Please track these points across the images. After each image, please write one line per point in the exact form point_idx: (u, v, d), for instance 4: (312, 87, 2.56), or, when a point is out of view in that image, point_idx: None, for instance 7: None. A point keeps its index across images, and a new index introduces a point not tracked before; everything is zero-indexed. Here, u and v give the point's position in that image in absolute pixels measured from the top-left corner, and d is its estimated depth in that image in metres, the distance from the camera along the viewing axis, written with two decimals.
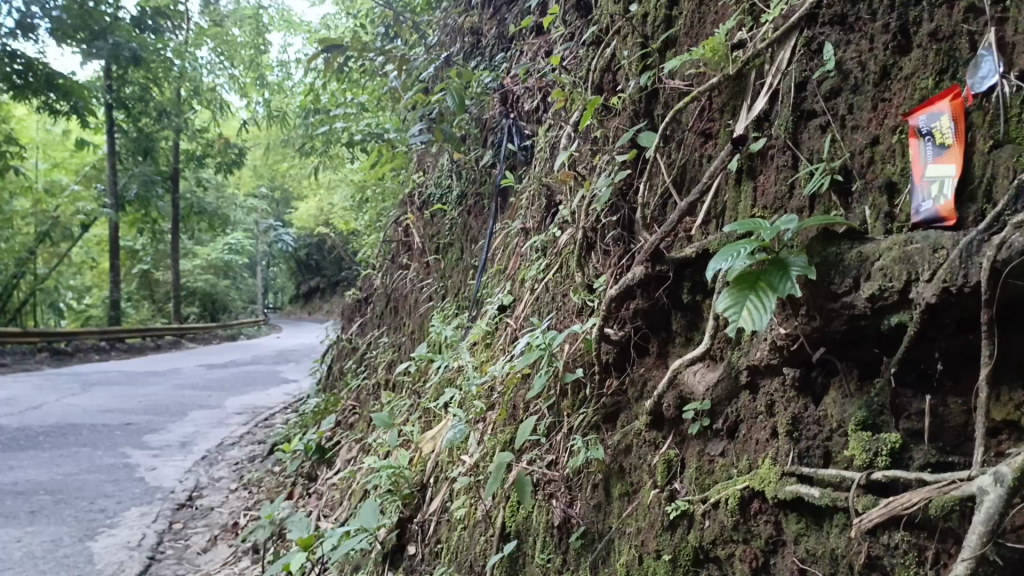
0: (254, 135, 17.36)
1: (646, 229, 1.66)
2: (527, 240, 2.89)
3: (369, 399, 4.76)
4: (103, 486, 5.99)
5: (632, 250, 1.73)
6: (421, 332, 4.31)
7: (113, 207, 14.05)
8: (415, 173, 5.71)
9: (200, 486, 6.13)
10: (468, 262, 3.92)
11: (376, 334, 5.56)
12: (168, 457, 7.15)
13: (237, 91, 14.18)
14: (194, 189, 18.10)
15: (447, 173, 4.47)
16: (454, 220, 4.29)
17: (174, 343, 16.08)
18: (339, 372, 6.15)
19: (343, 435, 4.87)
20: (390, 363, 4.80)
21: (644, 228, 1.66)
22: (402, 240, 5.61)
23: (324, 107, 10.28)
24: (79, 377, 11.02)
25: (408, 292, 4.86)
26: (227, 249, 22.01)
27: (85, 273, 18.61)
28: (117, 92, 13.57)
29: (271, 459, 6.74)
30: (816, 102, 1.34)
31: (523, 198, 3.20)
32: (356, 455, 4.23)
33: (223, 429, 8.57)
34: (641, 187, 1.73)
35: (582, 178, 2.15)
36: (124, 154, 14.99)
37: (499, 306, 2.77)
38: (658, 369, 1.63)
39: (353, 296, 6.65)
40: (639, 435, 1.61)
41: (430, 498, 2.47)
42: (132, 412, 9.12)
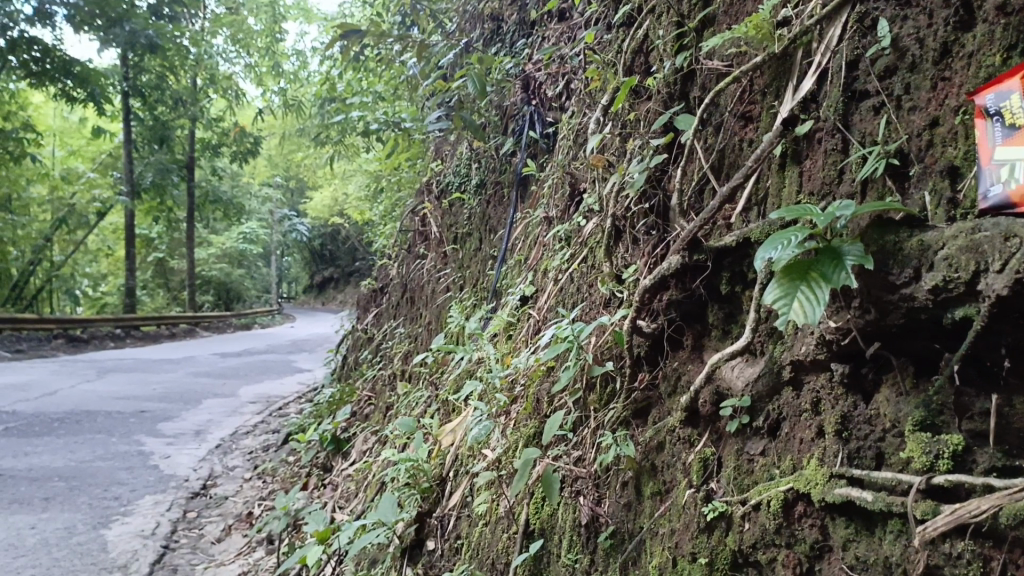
0: (270, 124, 17.35)
1: (682, 216, 1.58)
2: (549, 229, 2.82)
3: (385, 389, 4.72)
4: (117, 474, 5.97)
5: (665, 238, 1.65)
6: (438, 323, 4.25)
7: (129, 195, 14.05)
8: (433, 162, 5.66)
9: (214, 475, 6.10)
10: (487, 252, 3.87)
11: (391, 325, 5.51)
12: (182, 445, 7.14)
13: (253, 80, 14.15)
14: (209, 177, 18.11)
15: (465, 161, 4.42)
16: (472, 209, 4.23)
17: (189, 331, 16.10)
18: (354, 362, 6.11)
19: (358, 426, 4.82)
20: (406, 354, 4.75)
21: (680, 216, 1.59)
22: (419, 230, 5.55)
23: (340, 96, 10.25)
24: (95, 364, 11.05)
25: (425, 281, 4.81)
26: (241, 238, 22.05)
27: (101, 260, 18.67)
28: (134, 80, 13.55)
29: (285, 449, 6.72)
30: (868, 82, 1.26)
31: (545, 186, 3.14)
32: (372, 446, 4.18)
33: (237, 418, 8.56)
34: (676, 173, 1.66)
35: (610, 165, 2.09)
36: (140, 142, 15.00)
37: (520, 296, 2.70)
38: (693, 363, 1.55)
39: (369, 286, 6.61)
40: (672, 432, 1.54)
41: (450, 492, 2.41)
42: (147, 399, 9.12)
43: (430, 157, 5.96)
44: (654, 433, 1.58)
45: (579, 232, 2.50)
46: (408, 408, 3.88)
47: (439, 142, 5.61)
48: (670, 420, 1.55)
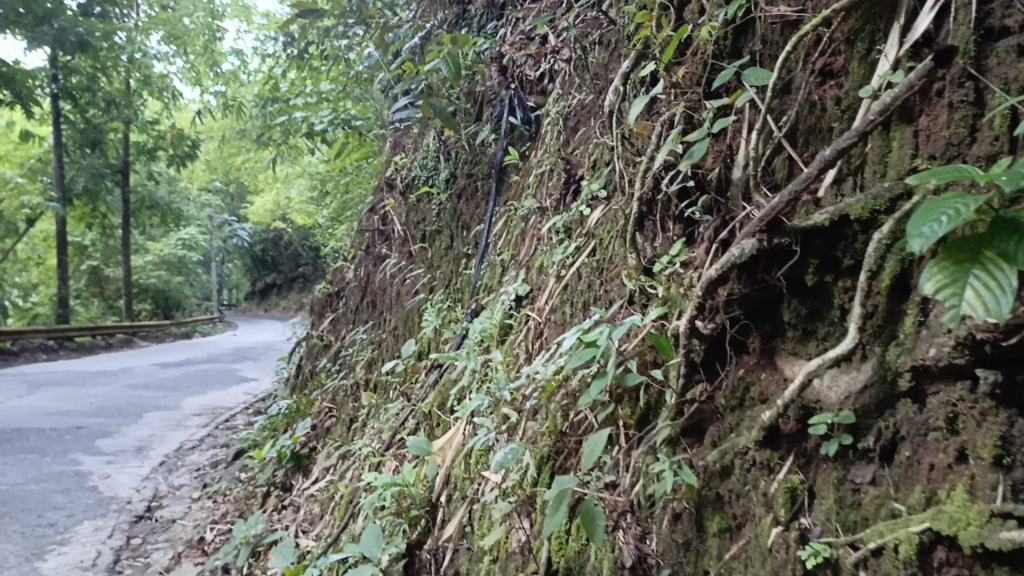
0: (208, 126, 16.76)
1: (751, 193, 1.32)
2: (543, 221, 2.56)
3: (349, 400, 4.40)
4: (51, 498, 5.50)
5: (725, 221, 1.38)
6: (409, 328, 3.96)
7: (60, 201, 13.38)
8: (392, 158, 5.35)
9: (160, 495, 5.67)
10: (462, 251, 3.60)
11: (351, 330, 5.20)
12: (123, 463, 6.67)
13: (191, 82, 13.60)
14: (145, 182, 17.43)
15: (432, 154, 4.12)
16: (442, 204, 3.96)
17: (126, 342, 15.41)
18: (310, 372, 5.76)
19: (320, 440, 4.48)
20: (370, 362, 4.46)
21: (748, 192, 1.32)
22: (379, 230, 5.24)
23: (283, 95, 9.85)
24: (26, 379, 10.43)
25: (390, 283, 4.50)
26: (180, 244, 21.33)
27: (30, 269, 17.80)
28: (64, 81, 12.93)
29: (236, 465, 6.31)
30: (1007, 16, 1.01)
31: (531, 177, 2.88)
32: (338, 463, 3.85)
33: (182, 432, 8.10)
34: (734, 142, 1.40)
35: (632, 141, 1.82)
36: (71, 145, 14.31)
37: (513, 296, 2.42)
38: (766, 371, 1.28)
39: (323, 290, 6.26)
40: (744, 455, 1.26)
41: (443, 521, 2.11)
42: (83, 415, 8.59)
43: (388, 153, 5.65)
44: (716, 457, 1.31)
45: (584, 223, 2.23)
46: (379, 423, 3.57)
47: (398, 138, 5.30)
48: (738, 440, 1.28)
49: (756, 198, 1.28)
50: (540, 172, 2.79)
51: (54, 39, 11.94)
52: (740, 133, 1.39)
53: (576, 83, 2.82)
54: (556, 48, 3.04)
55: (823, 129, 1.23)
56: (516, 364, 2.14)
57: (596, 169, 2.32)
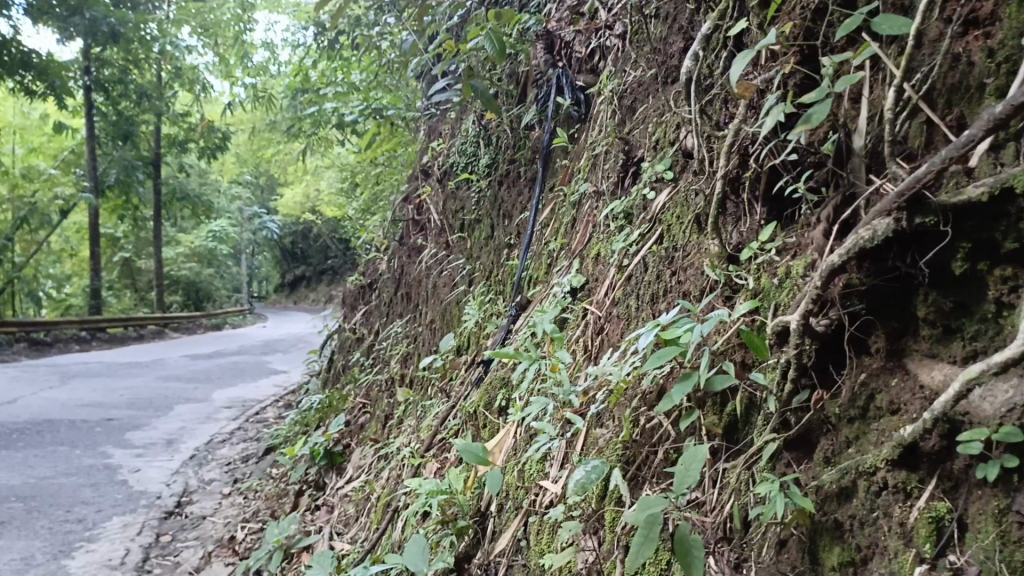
0: (238, 118, 16.71)
1: (882, 165, 1.12)
2: (599, 207, 2.36)
3: (384, 396, 4.28)
4: (80, 492, 5.40)
5: (846, 198, 1.18)
6: (448, 322, 3.80)
7: (93, 192, 13.40)
8: (429, 145, 5.18)
9: (190, 491, 5.56)
10: (502, 241, 3.46)
11: (385, 323, 5.05)
12: (153, 456, 6.58)
13: (222, 74, 13.55)
14: (176, 174, 17.44)
15: (471, 139, 3.94)
16: (482, 191, 3.78)
17: (158, 333, 15.43)
18: (342, 366, 5.61)
19: (354, 437, 4.33)
20: (405, 356, 4.34)
21: (879, 164, 1.13)
22: (414, 220, 5.07)
23: (313, 86, 9.73)
24: (58, 370, 10.42)
25: (427, 274, 4.34)
26: (210, 236, 21.37)
27: (63, 261, 17.90)
28: (96, 73, 12.94)
29: (267, 460, 6.19)
30: None
31: (583, 160, 2.70)
32: (374, 463, 3.70)
33: (212, 425, 8.01)
34: (854, 107, 1.20)
35: (713, 114, 1.64)
36: (103, 138, 14.33)
37: (569, 289, 2.24)
38: (894, 376, 1.09)
39: (355, 282, 6.11)
40: (869, 475, 1.06)
41: (494, 533, 1.92)
42: (113, 406, 8.53)
43: (424, 140, 5.49)
44: (835, 476, 1.10)
45: (648, 208, 2.04)
46: (419, 423, 3.40)
47: (435, 124, 5.12)
48: (862, 457, 1.08)
49: (891, 169, 1.09)
50: (593, 155, 2.60)
51: (86, 30, 11.92)
52: (863, 94, 1.19)
53: (632, 59, 2.63)
54: (608, 22, 2.86)
55: (970, 87, 1.04)
56: (575, 363, 1.95)
57: (662, 149, 2.13)
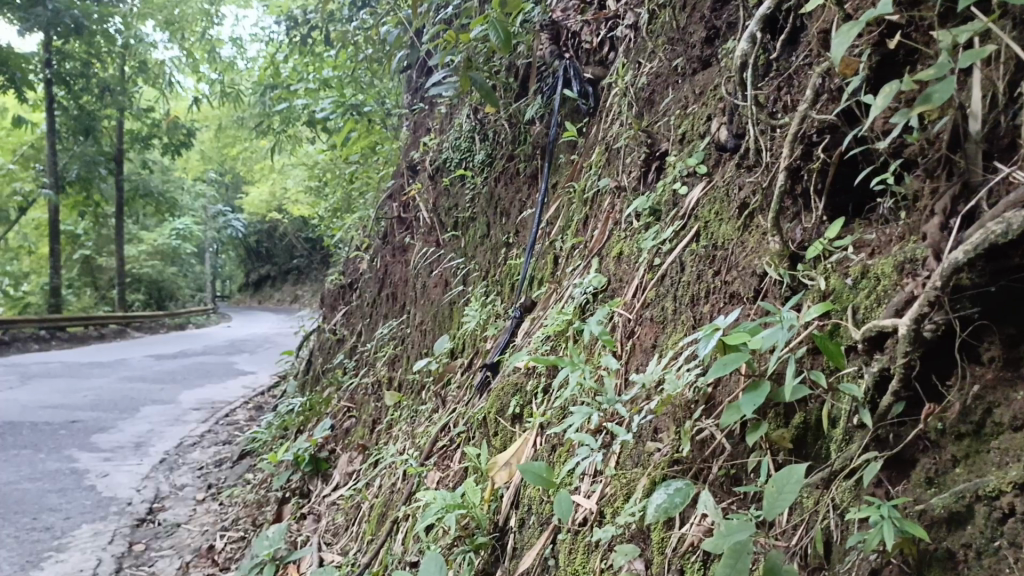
0: (204, 115, 16.36)
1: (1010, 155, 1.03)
2: (620, 204, 2.24)
3: (370, 400, 4.15)
4: (45, 499, 5.16)
5: (958, 194, 1.10)
6: (442, 323, 3.68)
7: (53, 188, 13.02)
8: (414, 141, 5.03)
9: (162, 496, 5.35)
10: (499, 241, 3.39)
11: (369, 325, 4.91)
12: (121, 460, 6.34)
13: (188, 69, 13.23)
14: (140, 171, 17.04)
15: (466, 134, 3.80)
16: (477, 188, 3.68)
17: (121, 332, 15.05)
18: (322, 369, 5.44)
19: (339, 442, 4.17)
20: (393, 359, 4.21)
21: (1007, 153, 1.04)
22: (398, 218, 4.92)
23: (284, 82, 9.53)
24: (17, 369, 10.07)
25: (416, 274, 4.21)
26: (174, 234, 20.95)
27: (23, 258, 17.43)
28: (58, 66, 12.58)
29: (242, 465, 5.99)
30: None
31: (594, 154, 2.62)
32: (363, 470, 3.57)
33: (181, 427, 7.77)
34: (966, 93, 1.11)
35: (776, 104, 1.55)
36: (65, 133, 13.95)
37: (590, 290, 2.11)
38: (1015, 389, 0.97)
39: (335, 281, 5.94)
40: (989, 500, 0.94)
41: (514, 551, 1.79)
42: (77, 408, 8.25)
43: (408, 137, 5.33)
44: (946, 499, 0.98)
45: (680, 204, 1.91)
46: (415, 429, 3.28)
47: (422, 120, 4.97)
48: (980, 480, 0.96)
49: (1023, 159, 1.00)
50: (607, 150, 2.50)
51: (48, 21, 11.55)
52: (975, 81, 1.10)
53: (648, 49, 2.52)
54: (619, 12, 2.75)
55: None
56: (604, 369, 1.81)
57: (691, 143, 2.02)
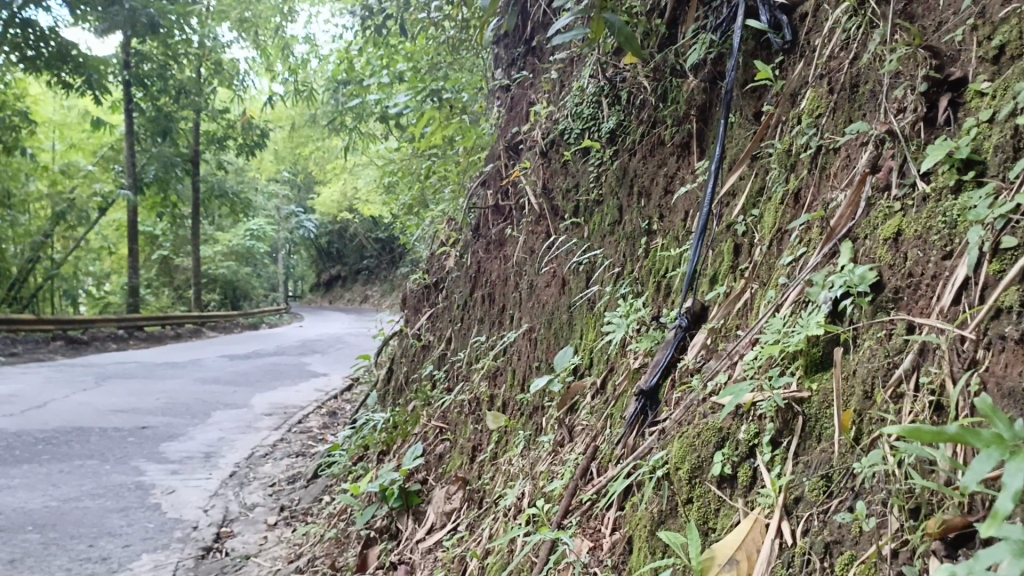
0: (277, 115, 16.02)
1: None
2: (875, 163, 1.49)
3: (469, 420, 3.49)
4: (106, 519, 4.63)
5: None
6: (560, 332, 3.01)
7: (131, 189, 12.78)
8: (515, 120, 4.33)
9: (230, 519, 4.78)
10: (639, 228, 2.72)
11: (461, 331, 4.26)
12: (188, 473, 5.81)
13: (262, 68, 12.84)
14: (214, 172, 16.81)
15: (589, 98, 3.09)
16: (605, 164, 2.98)
17: (195, 332, 14.79)
18: (406, 379, 4.80)
19: (432, 472, 3.50)
20: (494, 372, 3.54)
21: None
22: (496, 208, 4.25)
23: (357, 76, 8.95)
24: (93, 370, 9.77)
25: (523, 274, 3.55)
26: (248, 234, 20.79)
27: (103, 259, 17.43)
28: (136, 68, 12.36)
29: (317, 484, 5.39)
30: None
31: (803, 101, 1.89)
32: (468, 514, 2.92)
33: (252, 435, 7.25)
34: None
35: None
36: (143, 134, 13.75)
37: (850, 292, 1.36)
38: None
39: (419, 281, 5.28)
40: None
41: None
42: (147, 412, 7.83)
43: (504, 117, 4.63)
44: None
45: None
46: (534, 468, 2.60)
47: (524, 93, 4.25)
48: None
49: None
50: (834, 96, 1.76)
51: (125, 21, 11.27)
52: None
53: None
54: None
55: None
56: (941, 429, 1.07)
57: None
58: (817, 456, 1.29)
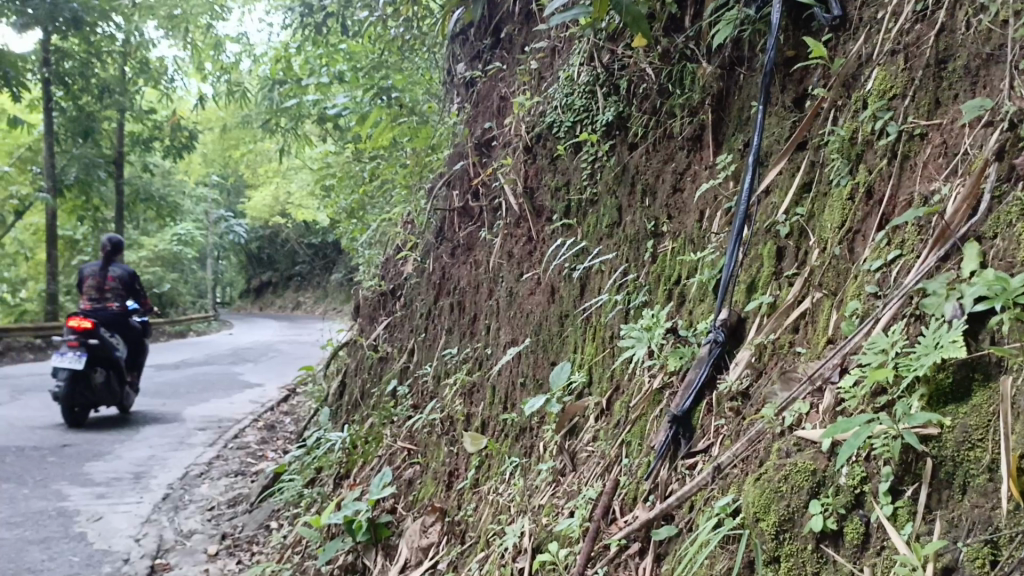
0: (207, 116, 15.34)
1: None
2: (1000, 149, 1.25)
3: (442, 442, 3.16)
4: (24, 553, 4.15)
5: None
6: (551, 346, 2.72)
7: (50, 192, 12.01)
8: (484, 115, 4.03)
9: (166, 549, 4.34)
10: (644, 230, 2.44)
11: (426, 343, 3.93)
12: (117, 497, 5.32)
13: (191, 66, 12.20)
14: (140, 174, 16.01)
15: (583, 86, 2.81)
16: (602, 160, 2.71)
17: None
18: (363, 393, 4.45)
19: (402, 500, 3.17)
20: (468, 388, 3.22)
21: None
22: (464, 209, 3.94)
23: (295, 75, 8.49)
24: (10, 383, 9.09)
25: (502, 282, 3.24)
26: (175, 239, 19.91)
27: (19, 264, 16.47)
28: (56, 66, 11.62)
29: (261, 507, 4.98)
30: None
31: (870, 81, 1.64)
32: (450, 551, 2.60)
33: (186, 452, 6.76)
34: None
35: None
36: (63, 134, 12.95)
37: (996, 305, 1.10)
38: None
39: (374, 287, 4.92)
40: None
41: None
42: (70, 428, 7.26)
43: (469, 113, 4.32)
44: None
45: None
46: (532, 500, 2.30)
47: (495, 86, 3.95)
48: None
49: None
50: (915, 73, 1.52)
51: (46, 14, 10.62)
52: None
53: None
54: None
55: None
56: None
57: None
58: (968, 513, 1.03)
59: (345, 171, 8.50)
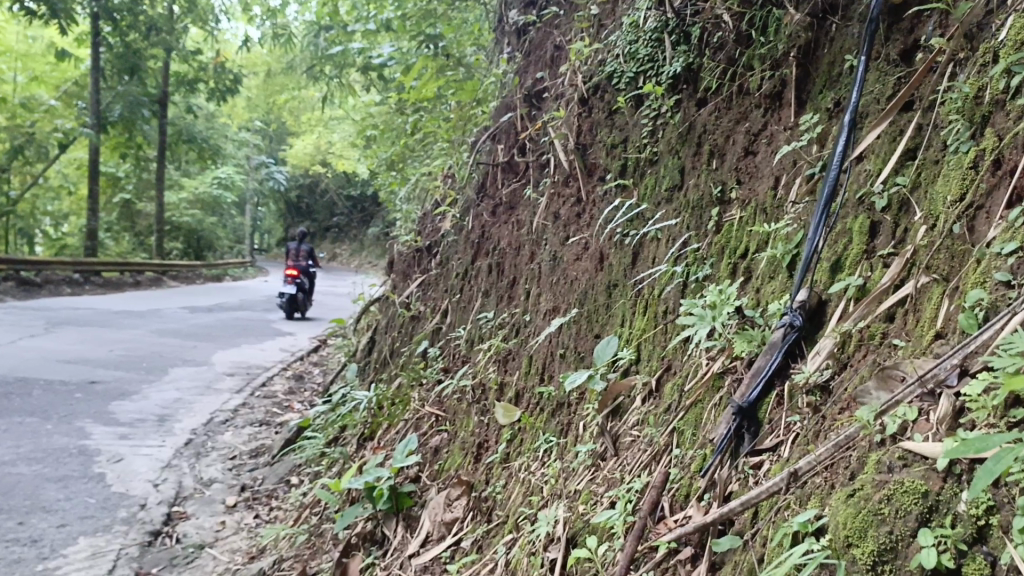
0: (252, 61, 15.14)
1: None
2: None
3: (473, 411, 2.98)
4: (41, 491, 4.06)
5: None
6: (597, 317, 2.51)
7: (93, 128, 11.93)
8: (536, 65, 3.79)
9: (183, 496, 4.24)
10: (709, 196, 2.21)
11: (460, 304, 3.74)
12: (140, 439, 5.24)
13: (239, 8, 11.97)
14: (184, 116, 15.93)
15: (650, 33, 2.58)
16: (665, 116, 2.49)
17: (155, 281, 14.06)
18: (393, 352, 4.28)
19: (427, 469, 3.00)
20: (504, 356, 3.02)
21: None
22: (509, 165, 3.73)
23: (341, 21, 8.23)
24: (45, 315, 9.09)
25: (546, 244, 3.03)
26: (216, 183, 19.88)
27: (62, 198, 16.54)
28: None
29: (283, 460, 4.86)
30: None
31: (1003, 31, 1.41)
32: (476, 530, 2.42)
33: (212, 397, 6.69)
34: None
35: None
36: (109, 71, 12.86)
37: None
38: None
39: (411, 242, 4.73)
40: None
41: None
42: (99, 365, 7.22)
43: (519, 63, 4.08)
44: None
45: None
46: (568, 485, 2.11)
47: (550, 33, 3.71)
48: None
49: None
50: None
51: None
52: None
53: None
54: None
55: None
56: None
57: None
58: None
59: (388, 123, 8.25)
